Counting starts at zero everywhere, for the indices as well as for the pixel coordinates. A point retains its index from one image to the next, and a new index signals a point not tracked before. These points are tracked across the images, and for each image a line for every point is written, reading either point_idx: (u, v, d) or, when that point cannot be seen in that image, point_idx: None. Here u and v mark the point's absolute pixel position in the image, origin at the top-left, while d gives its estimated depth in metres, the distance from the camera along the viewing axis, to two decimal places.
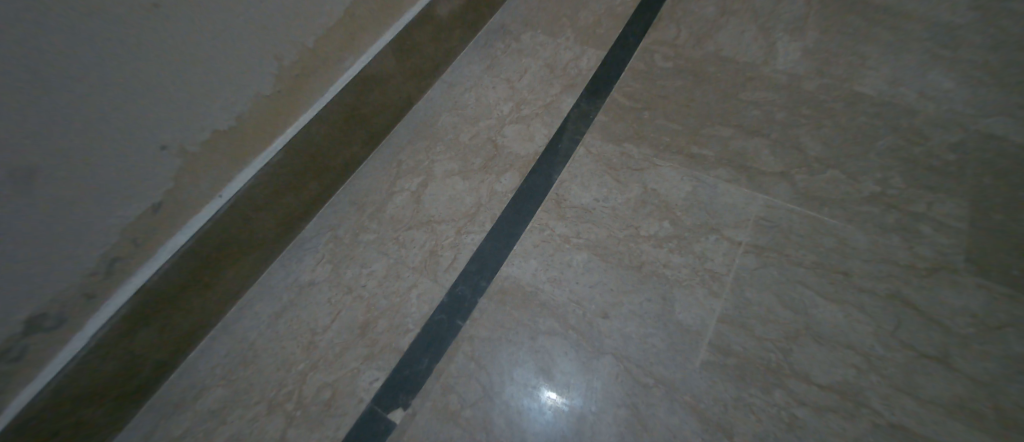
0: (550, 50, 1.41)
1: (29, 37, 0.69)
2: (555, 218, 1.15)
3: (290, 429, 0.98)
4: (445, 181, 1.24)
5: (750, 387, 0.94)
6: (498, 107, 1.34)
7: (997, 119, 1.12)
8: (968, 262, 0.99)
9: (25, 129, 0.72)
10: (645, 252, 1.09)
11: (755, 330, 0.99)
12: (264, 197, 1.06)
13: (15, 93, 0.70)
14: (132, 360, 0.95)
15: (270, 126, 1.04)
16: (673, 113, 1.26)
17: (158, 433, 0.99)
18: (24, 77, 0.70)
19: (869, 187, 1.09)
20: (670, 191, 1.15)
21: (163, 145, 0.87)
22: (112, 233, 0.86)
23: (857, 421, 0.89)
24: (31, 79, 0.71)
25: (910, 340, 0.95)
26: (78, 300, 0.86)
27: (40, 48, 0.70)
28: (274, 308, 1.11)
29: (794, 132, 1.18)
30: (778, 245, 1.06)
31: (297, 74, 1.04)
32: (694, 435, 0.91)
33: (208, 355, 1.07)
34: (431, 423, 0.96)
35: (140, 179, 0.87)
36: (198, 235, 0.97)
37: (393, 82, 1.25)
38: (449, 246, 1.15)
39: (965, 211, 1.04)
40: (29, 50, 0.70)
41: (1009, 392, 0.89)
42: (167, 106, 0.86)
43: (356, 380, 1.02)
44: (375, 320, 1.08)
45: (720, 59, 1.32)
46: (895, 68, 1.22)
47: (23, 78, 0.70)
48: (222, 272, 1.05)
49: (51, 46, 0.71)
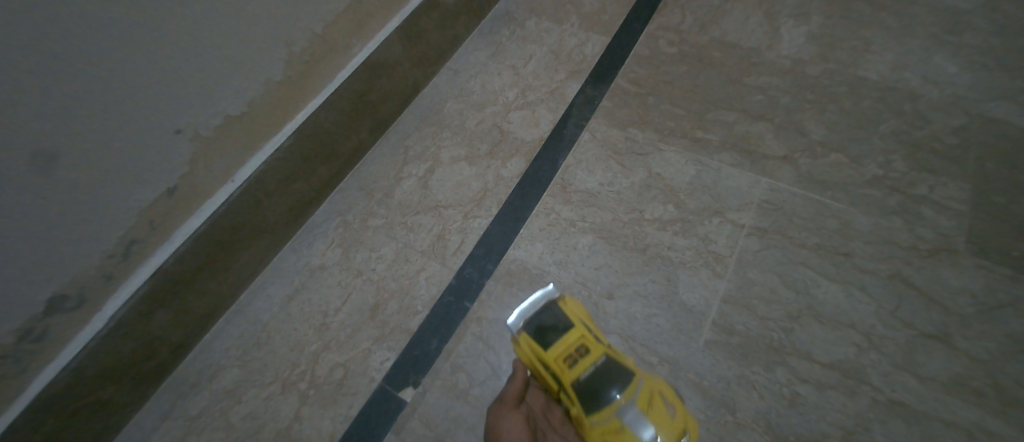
0: (555, 37, 1.42)
1: (50, 24, 0.70)
2: (561, 202, 1.17)
3: (305, 407, 1.01)
4: (452, 167, 1.25)
5: (753, 365, 0.96)
6: (504, 93, 1.35)
7: (1001, 103, 1.13)
8: (969, 244, 1.01)
9: (47, 116, 0.74)
10: (650, 235, 1.10)
11: (757, 310, 1.01)
12: (275, 182, 1.08)
13: (36, 77, 0.71)
14: (149, 341, 0.98)
15: (280, 112, 1.05)
16: (677, 98, 1.27)
17: (177, 412, 1.02)
18: (44, 62, 0.71)
19: (871, 171, 1.11)
20: (675, 175, 1.16)
21: (178, 130, 0.89)
22: (130, 215, 0.88)
23: (857, 398, 0.91)
24: (50, 64, 0.72)
25: (909, 319, 0.96)
26: (97, 281, 0.88)
27: (59, 34, 0.71)
28: (285, 292, 1.13)
29: (798, 117, 1.19)
30: (782, 228, 1.08)
31: (305, 60, 1.06)
32: (698, 411, 0.93)
33: (223, 337, 1.09)
34: (441, 400, 0.99)
35: (156, 164, 0.88)
36: (213, 219, 0.99)
37: (400, 69, 1.26)
38: (456, 230, 1.17)
39: (967, 194, 1.05)
40: (50, 38, 0.71)
41: (1006, 369, 0.91)
42: (181, 90, 0.87)
43: (367, 360, 1.04)
44: (385, 303, 1.10)
45: (725, 44, 1.32)
46: (898, 52, 1.22)
47: (43, 63, 0.71)
48: (235, 256, 1.07)
49: (69, 31, 0.72)
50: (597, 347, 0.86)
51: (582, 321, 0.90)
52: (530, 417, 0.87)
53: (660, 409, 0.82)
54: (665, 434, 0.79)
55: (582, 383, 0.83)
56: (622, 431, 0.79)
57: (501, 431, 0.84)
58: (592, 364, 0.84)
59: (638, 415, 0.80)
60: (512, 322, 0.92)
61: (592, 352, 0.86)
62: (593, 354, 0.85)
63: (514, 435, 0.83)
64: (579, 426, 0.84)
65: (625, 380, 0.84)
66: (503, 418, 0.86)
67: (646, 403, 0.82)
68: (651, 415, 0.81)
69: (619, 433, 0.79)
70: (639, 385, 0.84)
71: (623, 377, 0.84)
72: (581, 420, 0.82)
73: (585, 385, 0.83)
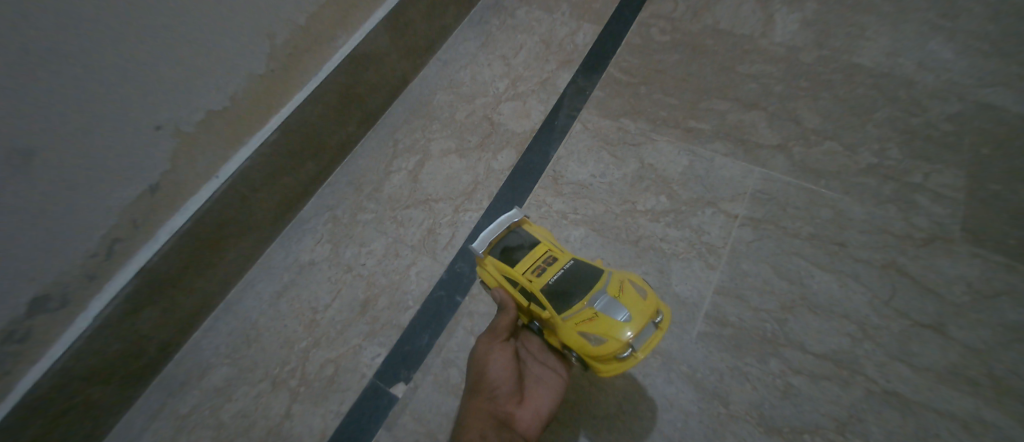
0: (546, 26, 1.40)
1: (17, 18, 0.70)
2: (553, 194, 1.15)
3: (295, 405, 1.00)
4: (442, 160, 1.24)
5: (746, 357, 0.95)
6: (494, 84, 1.33)
7: (997, 89, 1.12)
8: (964, 232, 1.00)
9: (20, 112, 0.73)
10: (643, 226, 1.09)
11: (750, 301, 1.00)
12: (261, 178, 1.06)
13: (6, 72, 0.70)
14: (136, 340, 0.97)
15: (265, 105, 1.03)
16: (670, 87, 1.25)
17: (166, 411, 1.01)
18: (16, 58, 0.71)
19: (866, 159, 1.09)
20: (668, 165, 1.15)
21: (158, 125, 0.88)
22: (111, 213, 0.87)
23: (850, 388, 0.91)
24: (22, 60, 0.72)
25: (904, 309, 0.96)
26: (79, 281, 0.87)
27: (30, 29, 0.71)
28: (274, 289, 1.12)
29: (792, 105, 1.18)
30: (775, 218, 1.07)
31: (289, 53, 1.04)
32: (690, 404, 0.93)
33: (211, 335, 1.08)
34: (434, 396, 0.98)
35: (136, 161, 0.87)
36: (197, 215, 0.97)
37: (388, 60, 1.23)
38: (447, 224, 1.15)
39: (962, 182, 1.04)
40: (19, 32, 0.70)
41: (1001, 358, 0.90)
42: (160, 85, 0.86)
43: (358, 357, 1.03)
44: (375, 298, 1.09)
45: (718, 31, 1.30)
46: (894, 38, 1.21)
47: (11, 58, 0.71)
48: (222, 253, 1.05)
49: (41, 26, 0.72)
50: (565, 255, 0.85)
51: (545, 235, 0.90)
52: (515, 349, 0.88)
53: (630, 291, 0.77)
54: (640, 310, 0.73)
55: (550, 286, 0.81)
56: (596, 319, 0.75)
57: (488, 361, 0.84)
58: (560, 268, 0.83)
59: (610, 300, 0.76)
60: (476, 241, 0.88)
61: (559, 259, 0.85)
62: (559, 261, 0.84)
63: (500, 364, 0.83)
64: (555, 332, 0.81)
65: (590, 272, 0.81)
66: (490, 349, 0.85)
67: (617, 289, 0.77)
68: (623, 298, 0.76)
69: (593, 321, 0.75)
70: (607, 275, 0.80)
71: (592, 274, 0.81)
72: (555, 322, 0.79)
73: (554, 287, 0.81)
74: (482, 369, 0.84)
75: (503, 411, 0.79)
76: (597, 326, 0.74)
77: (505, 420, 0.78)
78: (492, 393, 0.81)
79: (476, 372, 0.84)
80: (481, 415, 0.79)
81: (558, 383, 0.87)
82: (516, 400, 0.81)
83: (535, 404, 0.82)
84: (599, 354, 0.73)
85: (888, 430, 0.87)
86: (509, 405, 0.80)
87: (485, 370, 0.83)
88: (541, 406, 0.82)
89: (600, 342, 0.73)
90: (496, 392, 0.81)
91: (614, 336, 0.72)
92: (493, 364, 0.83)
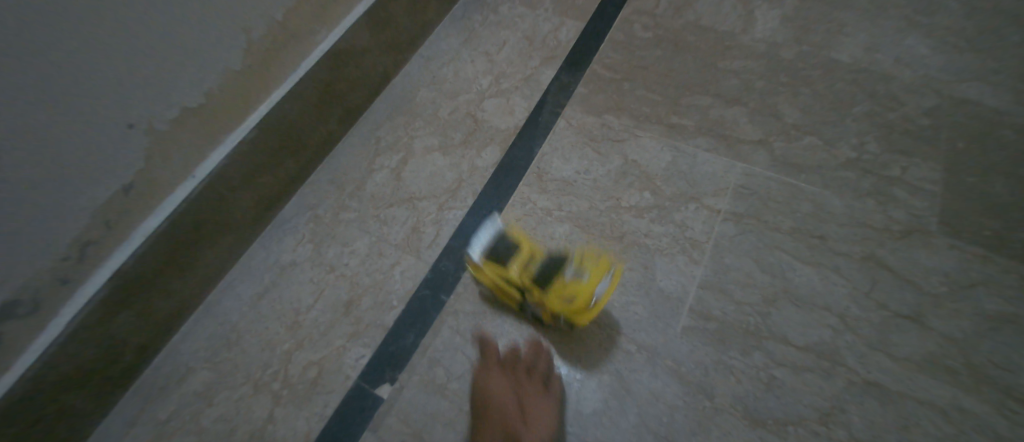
0: (529, 23, 1.39)
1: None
2: (537, 191, 1.15)
3: (278, 408, 0.98)
4: (425, 158, 1.22)
5: (730, 350, 0.96)
6: (477, 81, 1.32)
7: (971, 84, 1.14)
8: (941, 224, 1.02)
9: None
10: (627, 222, 1.09)
11: (734, 294, 1.00)
12: (239, 177, 1.04)
13: None
14: (112, 346, 0.94)
15: (242, 103, 1.02)
16: (652, 83, 1.25)
17: (144, 418, 0.98)
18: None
19: (845, 153, 1.11)
20: (651, 161, 1.15)
21: (130, 124, 0.86)
22: (82, 215, 0.84)
23: (832, 379, 0.92)
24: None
25: (884, 300, 0.97)
26: (51, 286, 0.84)
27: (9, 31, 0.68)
28: (255, 290, 1.10)
29: (772, 100, 1.19)
30: (757, 212, 1.08)
31: (266, 49, 1.02)
32: (676, 398, 0.93)
33: (191, 338, 1.05)
34: (418, 396, 0.97)
35: (109, 161, 0.85)
36: (174, 216, 0.95)
37: (369, 57, 1.22)
38: (430, 223, 1.14)
39: (938, 174, 1.06)
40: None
41: (977, 347, 0.92)
42: (133, 82, 0.84)
43: (342, 358, 1.02)
44: (359, 298, 1.07)
45: (699, 27, 1.31)
46: (871, 34, 1.22)
47: None
48: (200, 254, 1.03)
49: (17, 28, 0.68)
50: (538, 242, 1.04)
51: (518, 231, 1.06)
52: (515, 368, 0.96)
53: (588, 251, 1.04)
54: (597, 270, 0.98)
55: (531, 273, 0.97)
56: (568, 284, 0.95)
57: (490, 389, 0.94)
58: (537, 256, 1.00)
59: (575, 266, 0.98)
60: (471, 254, 1.03)
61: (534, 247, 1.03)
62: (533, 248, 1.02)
63: (501, 391, 0.93)
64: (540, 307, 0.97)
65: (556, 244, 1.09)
66: (491, 377, 0.95)
67: (580, 259, 1.00)
68: (585, 264, 0.99)
69: (566, 286, 0.95)
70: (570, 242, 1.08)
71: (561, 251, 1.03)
72: (540, 299, 0.96)
73: (535, 273, 0.97)
74: (488, 395, 0.94)
75: (512, 430, 0.89)
76: (569, 288, 0.95)
77: (515, 435, 0.89)
78: (500, 416, 0.91)
79: (484, 397, 0.94)
80: (494, 431, 0.90)
81: (558, 392, 0.94)
82: (524, 417, 0.91)
83: (540, 415, 0.91)
84: (574, 311, 0.94)
85: (870, 420, 0.88)
86: (516, 424, 0.90)
87: (489, 397, 0.93)
88: (547, 414, 0.92)
89: (577, 296, 0.94)
90: (504, 415, 0.91)
91: (582, 293, 0.94)
92: (494, 375, 0.96)
